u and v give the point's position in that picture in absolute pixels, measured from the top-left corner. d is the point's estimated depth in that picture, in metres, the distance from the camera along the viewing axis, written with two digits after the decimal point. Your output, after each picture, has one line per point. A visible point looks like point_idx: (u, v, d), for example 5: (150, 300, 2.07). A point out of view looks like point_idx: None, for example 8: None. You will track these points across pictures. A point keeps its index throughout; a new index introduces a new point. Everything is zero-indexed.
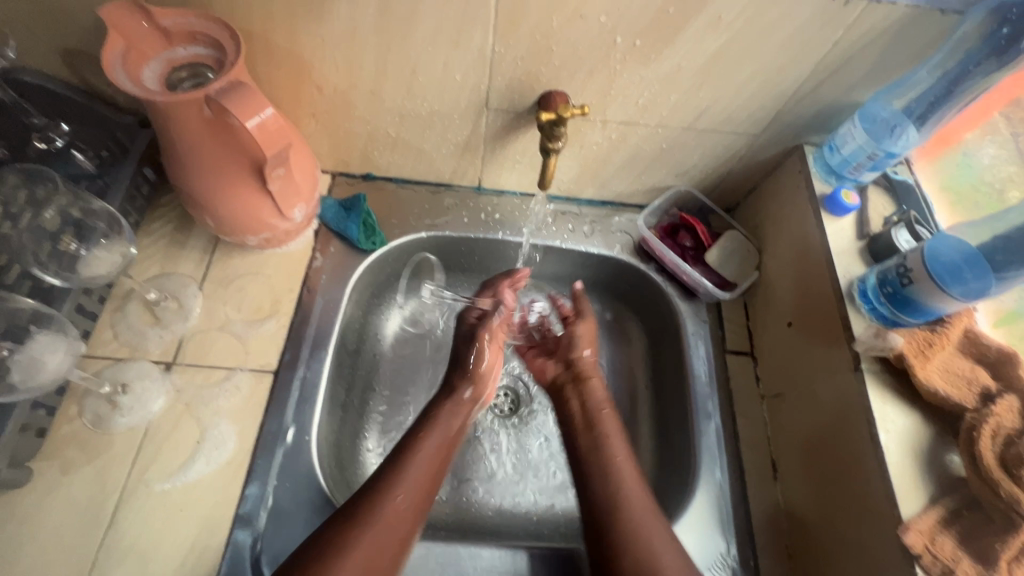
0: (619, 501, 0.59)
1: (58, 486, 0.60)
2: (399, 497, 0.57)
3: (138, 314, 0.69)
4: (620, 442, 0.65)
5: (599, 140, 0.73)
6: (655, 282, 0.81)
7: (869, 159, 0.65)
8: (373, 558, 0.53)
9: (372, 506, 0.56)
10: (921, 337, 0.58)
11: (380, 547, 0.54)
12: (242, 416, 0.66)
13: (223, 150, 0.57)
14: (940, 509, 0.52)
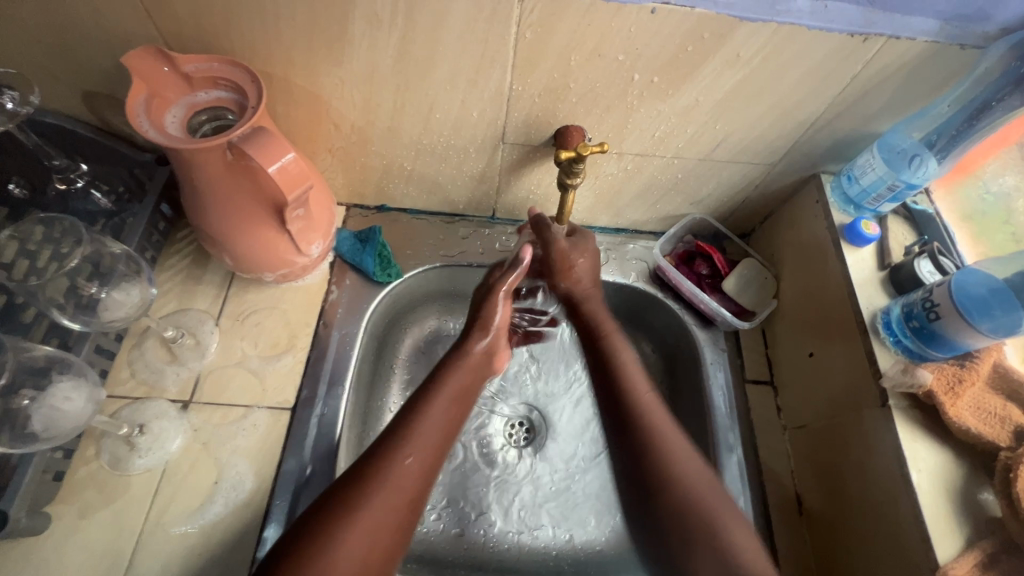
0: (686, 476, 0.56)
1: (75, 530, 0.59)
2: (409, 456, 0.56)
3: (155, 351, 0.69)
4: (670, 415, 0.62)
5: (615, 171, 0.73)
6: (672, 311, 0.81)
7: (889, 191, 0.65)
8: (390, 517, 0.53)
9: (377, 477, 0.54)
10: (950, 372, 0.57)
11: (394, 506, 0.53)
12: (260, 455, 0.65)
13: (242, 191, 0.57)
14: (977, 552, 0.51)
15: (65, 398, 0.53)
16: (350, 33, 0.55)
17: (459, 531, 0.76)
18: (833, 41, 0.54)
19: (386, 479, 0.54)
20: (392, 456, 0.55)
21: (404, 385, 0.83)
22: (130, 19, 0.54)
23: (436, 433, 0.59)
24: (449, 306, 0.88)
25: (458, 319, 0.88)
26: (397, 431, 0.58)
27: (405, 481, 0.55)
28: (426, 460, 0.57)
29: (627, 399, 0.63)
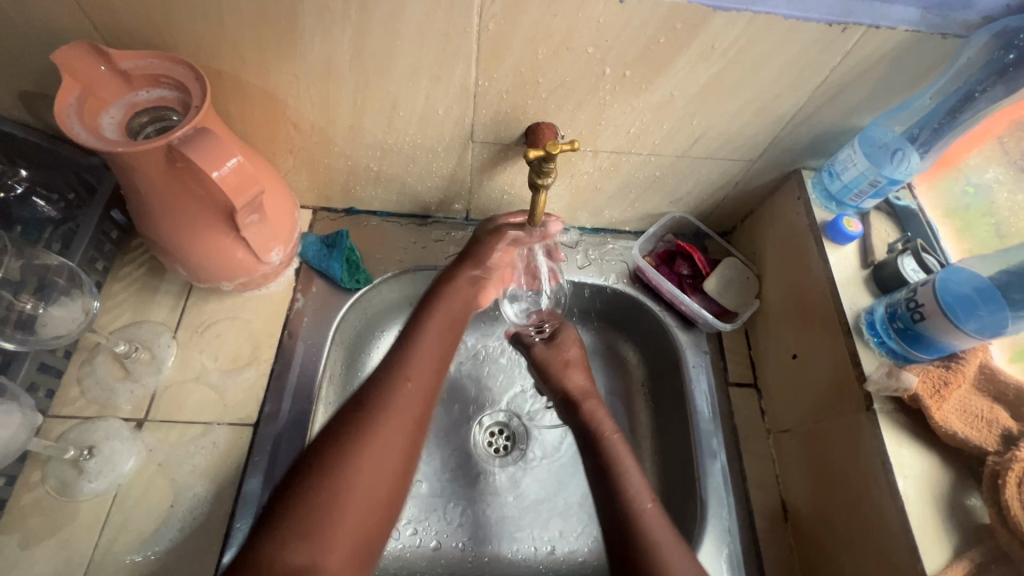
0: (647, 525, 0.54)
1: (18, 562, 0.55)
2: (404, 392, 0.54)
3: (107, 367, 0.65)
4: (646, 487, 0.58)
5: (590, 169, 0.71)
6: (653, 312, 0.78)
7: (870, 186, 0.63)
8: (381, 472, 0.49)
9: (381, 409, 0.52)
10: (935, 374, 0.55)
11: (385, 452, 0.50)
12: (220, 475, 0.62)
13: (189, 196, 0.54)
14: (967, 562, 0.49)
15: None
16: (302, 27, 0.51)
17: (437, 544, 0.73)
18: (811, 31, 0.51)
19: (383, 427, 0.51)
20: (391, 387, 0.53)
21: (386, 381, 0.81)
22: (61, 13, 0.50)
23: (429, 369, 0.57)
24: (473, 323, 0.85)
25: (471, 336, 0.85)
26: (392, 362, 0.56)
27: (409, 418, 0.53)
28: (424, 391, 0.55)
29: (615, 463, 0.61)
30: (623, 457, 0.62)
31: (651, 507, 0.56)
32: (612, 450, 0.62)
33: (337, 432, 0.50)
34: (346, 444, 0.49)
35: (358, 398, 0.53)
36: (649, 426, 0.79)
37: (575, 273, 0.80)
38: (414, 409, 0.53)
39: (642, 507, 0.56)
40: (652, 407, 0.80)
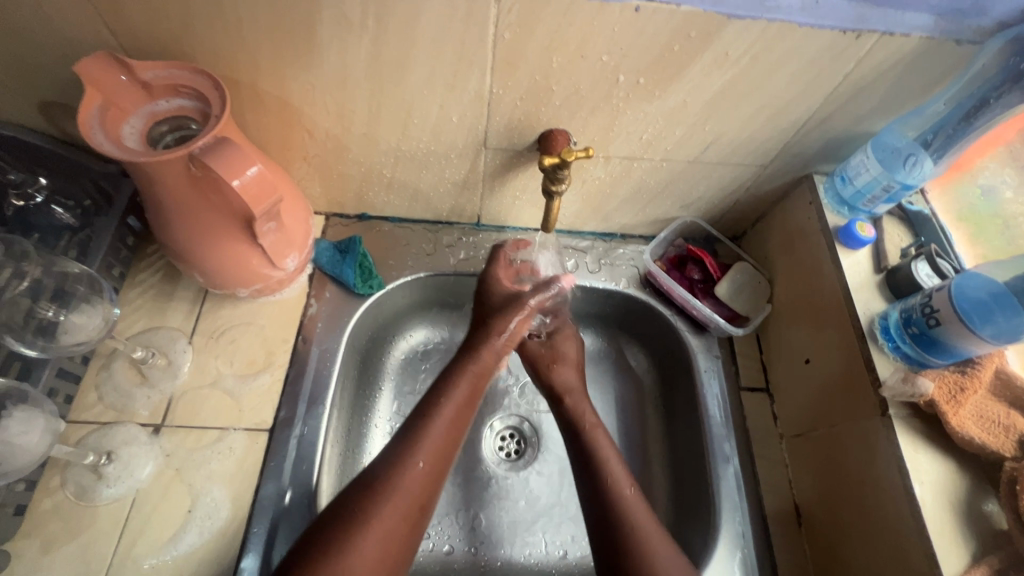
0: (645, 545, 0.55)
1: (38, 566, 0.56)
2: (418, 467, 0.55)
3: (124, 373, 0.65)
4: (642, 505, 0.59)
5: (602, 175, 0.71)
6: (664, 316, 0.79)
7: (883, 192, 0.64)
8: (388, 542, 0.51)
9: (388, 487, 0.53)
10: (951, 380, 0.55)
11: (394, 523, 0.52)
12: (236, 480, 0.62)
13: (209, 204, 0.54)
14: (986, 568, 0.49)
15: (20, 430, 0.49)
16: (319, 36, 0.52)
17: (450, 549, 0.73)
18: (825, 38, 0.51)
19: (388, 508, 0.52)
20: (405, 460, 0.55)
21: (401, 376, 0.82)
22: (84, 25, 0.51)
23: (439, 446, 0.57)
24: None
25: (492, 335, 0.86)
26: (404, 441, 0.56)
27: (414, 500, 0.53)
28: (432, 471, 0.56)
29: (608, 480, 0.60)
30: (619, 480, 0.60)
31: (650, 536, 0.56)
32: (611, 472, 0.61)
33: (344, 515, 0.51)
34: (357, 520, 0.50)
35: (368, 480, 0.53)
36: (661, 430, 0.79)
37: (586, 278, 0.80)
38: (418, 490, 0.54)
39: (640, 538, 0.55)
40: (663, 411, 0.80)
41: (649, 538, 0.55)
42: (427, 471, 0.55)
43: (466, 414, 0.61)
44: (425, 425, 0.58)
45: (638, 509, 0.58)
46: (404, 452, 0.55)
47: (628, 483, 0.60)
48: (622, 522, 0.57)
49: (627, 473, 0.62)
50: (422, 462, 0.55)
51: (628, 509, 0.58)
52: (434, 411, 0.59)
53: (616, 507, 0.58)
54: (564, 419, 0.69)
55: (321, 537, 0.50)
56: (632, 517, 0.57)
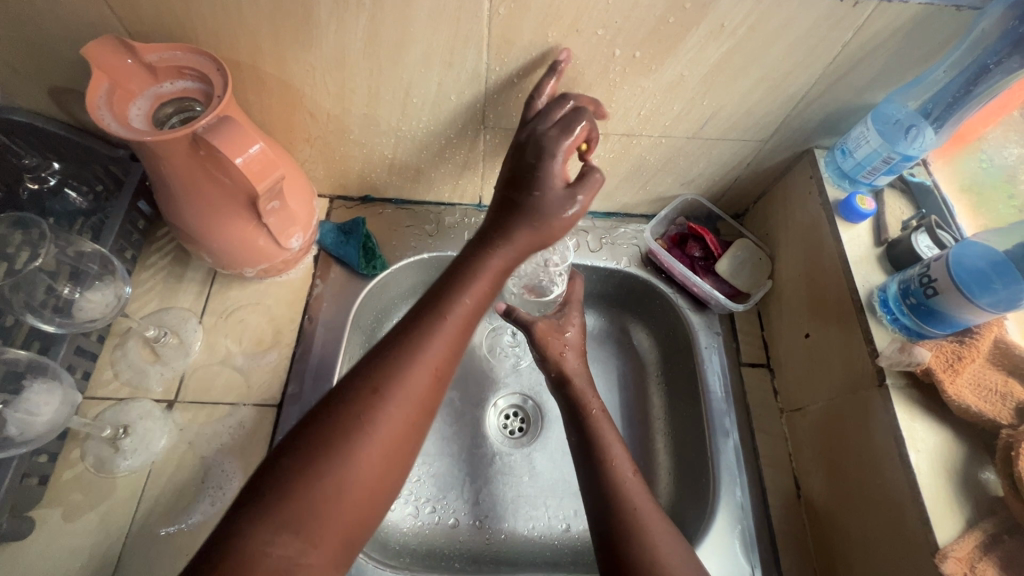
0: (645, 528, 0.55)
1: (61, 533, 0.59)
2: (420, 372, 0.49)
3: (138, 351, 0.68)
4: (643, 493, 0.58)
5: (601, 153, 0.72)
6: (665, 294, 0.79)
7: (884, 164, 0.63)
8: (388, 450, 0.47)
9: (390, 390, 0.48)
10: (948, 349, 0.55)
11: (395, 431, 0.47)
12: (247, 453, 0.65)
13: (215, 184, 0.56)
14: (979, 533, 0.49)
15: (41, 400, 0.51)
16: (317, 16, 0.53)
17: (455, 521, 0.75)
18: (822, 7, 0.51)
19: (396, 409, 0.48)
20: (406, 364, 0.49)
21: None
22: (89, 10, 0.52)
23: (450, 340, 0.52)
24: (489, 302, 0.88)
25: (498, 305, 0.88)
26: (406, 342, 0.50)
27: (423, 400, 0.50)
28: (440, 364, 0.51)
29: (605, 461, 0.60)
30: (619, 463, 0.60)
31: (649, 517, 0.56)
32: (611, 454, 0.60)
33: (344, 413, 0.47)
34: (357, 429, 0.46)
35: (366, 384, 0.48)
36: (662, 407, 0.80)
37: (587, 258, 0.81)
38: (424, 389, 0.50)
39: (641, 521, 0.55)
40: (664, 388, 0.81)
41: (650, 519, 0.56)
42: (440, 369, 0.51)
43: (485, 306, 0.55)
44: (435, 318, 0.52)
45: (639, 497, 0.57)
46: (406, 354, 0.49)
47: (631, 468, 0.60)
48: (623, 505, 0.56)
49: (627, 454, 0.62)
50: (434, 358, 0.50)
51: (627, 494, 0.57)
52: (447, 310, 0.52)
53: (614, 491, 0.57)
54: (564, 401, 0.67)
55: (315, 442, 0.45)
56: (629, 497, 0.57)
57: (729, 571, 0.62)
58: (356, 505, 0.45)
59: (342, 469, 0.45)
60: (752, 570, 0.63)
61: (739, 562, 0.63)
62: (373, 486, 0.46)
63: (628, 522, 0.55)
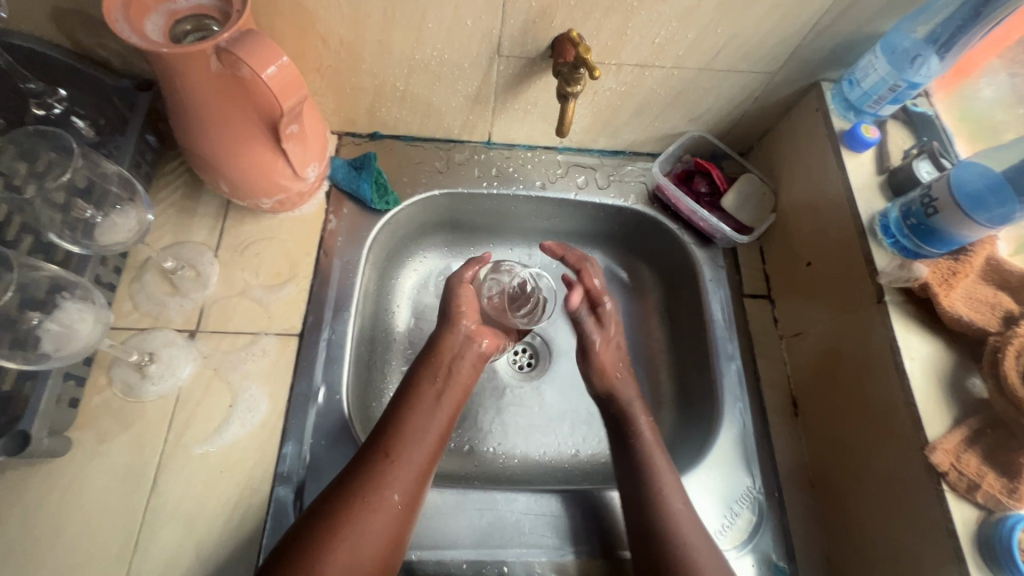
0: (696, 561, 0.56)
1: (95, 454, 0.60)
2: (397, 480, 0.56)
3: (156, 283, 0.69)
4: (695, 527, 0.59)
5: (613, 85, 0.72)
6: (671, 230, 0.82)
7: (890, 92, 0.65)
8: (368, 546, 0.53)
9: (364, 492, 0.55)
10: (944, 266, 0.59)
11: (377, 530, 0.54)
12: (272, 379, 0.66)
13: (236, 104, 0.56)
14: (965, 428, 0.53)
15: (76, 319, 0.52)
16: None
17: (470, 448, 0.79)
18: None
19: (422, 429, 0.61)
20: (380, 474, 0.56)
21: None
22: None
23: (417, 463, 0.58)
24: (497, 239, 0.89)
25: (507, 245, 0.89)
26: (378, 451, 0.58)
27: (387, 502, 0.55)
28: (415, 472, 0.58)
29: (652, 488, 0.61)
30: (671, 493, 0.61)
31: (698, 550, 0.57)
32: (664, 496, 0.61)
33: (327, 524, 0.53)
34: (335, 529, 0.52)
35: (341, 493, 0.55)
36: (665, 341, 0.84)
37: (595, 195, 0.83)
38: (405, 497, 0.56)
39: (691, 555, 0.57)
40: (667, 321, 0.84)
41: (700, 553, 0.57)
42: (423, 405, 0.62)
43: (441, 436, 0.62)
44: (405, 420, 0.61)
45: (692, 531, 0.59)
46: (379, 469, 0.57)
47: (681, 498, 0.61)
48: (673, 537, 0.58)
49: (679, 484, 0.62)
50: (404, 475, 0.57)
51: (681, 527, 0.59)
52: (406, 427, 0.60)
53: (666, 522, 0.59)
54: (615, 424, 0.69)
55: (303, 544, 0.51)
56: (683, 540, 0.58)
57: (732, 480, 0.67)
58: None
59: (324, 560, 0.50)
60: (752, 478, 0.67)
61: (740, 471, 0.68)
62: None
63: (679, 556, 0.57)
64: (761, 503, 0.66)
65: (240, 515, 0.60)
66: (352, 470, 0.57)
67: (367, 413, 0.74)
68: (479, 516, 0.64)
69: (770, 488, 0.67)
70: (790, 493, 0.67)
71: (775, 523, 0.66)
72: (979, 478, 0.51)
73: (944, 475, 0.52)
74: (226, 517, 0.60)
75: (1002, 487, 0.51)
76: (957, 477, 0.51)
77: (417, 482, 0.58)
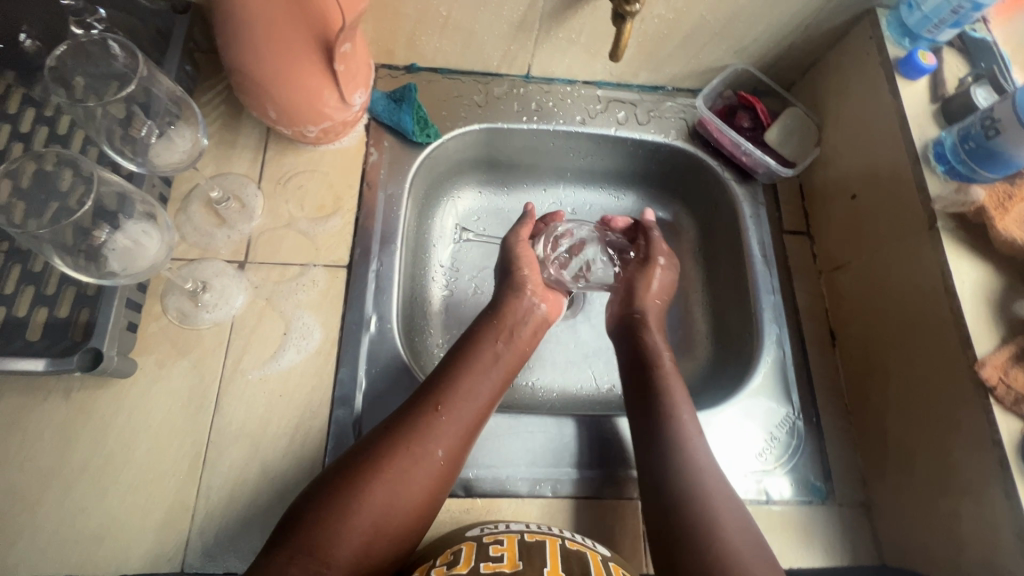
0: (707, 504, 0.54)
1: (157, 378, 0.61)
2: (442, 433, 0.56)
3: (202, 214, 0.68)
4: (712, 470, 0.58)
5: (664, 12, 0.70)
6: (711, 167, 0.81)
7: (952, 14, 0.64)
8: (410, 495, 0.53)
9: (412, 441, 0.55)
10: (1000, 190, 0.59)
11: (419, 480, 0.54)
12: (323, 309, 0.67)
13: (291, 19, 0.54)
14: (1014, 346, 0.55)
15: (142, 235, 0.53)
16: None
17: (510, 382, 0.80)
18: None
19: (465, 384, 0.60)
20: (428, 425, 0.56)
21: (483, 254, 0.85)
22: None
23: (466, 420, 0.58)
24: (535, 180, 0.89)
25: (540, 187, 0.89)
26: (430, 403, 0.58)
27: (433, 452, 0.55)
28: (461, 428, 0.57)
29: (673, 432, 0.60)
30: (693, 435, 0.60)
31: (715, 496, 0.55)
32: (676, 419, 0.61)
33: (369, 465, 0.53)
34: (377, 471, 0.52)
35: (387, 437, 0.55)
36: (701, 279, 0.85)
37: (635, 131, 0.82)
38: (451, 453, 0.56)
39: (702, 497, 0.55)
40: (704, 260, 0.85)
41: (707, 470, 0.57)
42: (477, 365, 0.62)
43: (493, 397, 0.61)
44: (458, 377, 0.60)
45: (704, 472, 0.57)
46: (428, 420, 0.56)
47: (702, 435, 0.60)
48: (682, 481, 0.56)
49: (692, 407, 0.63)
50: (450, 431, 0.57)
51: (698, 470, 0.57)
52: (456, 383, 0.60)
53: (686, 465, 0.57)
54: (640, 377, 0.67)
55: (341, 482, 0.52)
56: (690, 455, 0.58)
57: (773, 407, 0.69)
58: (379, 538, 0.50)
59: (363, 502, 0.51)
60: (792, 405, 0.69)
61: (781, 399, 0.69)
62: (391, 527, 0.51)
63: (693, 499, 0.55)
64: (801, 428, 0.69)
65: (301, 436, 0.61)
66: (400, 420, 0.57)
67: (413, 347, 0.75)
68: (533, 437, 0.66)
69: (809, 414, 0.69)
70: (828, 419, 0.70)
71: (813, 446, 0.68)
72: None
73: (992, 389, 0.54)
74: (288, 438, 0.61)
75: None
76: (1005, 391, 0.53)
77: (464, 440, 0.58)
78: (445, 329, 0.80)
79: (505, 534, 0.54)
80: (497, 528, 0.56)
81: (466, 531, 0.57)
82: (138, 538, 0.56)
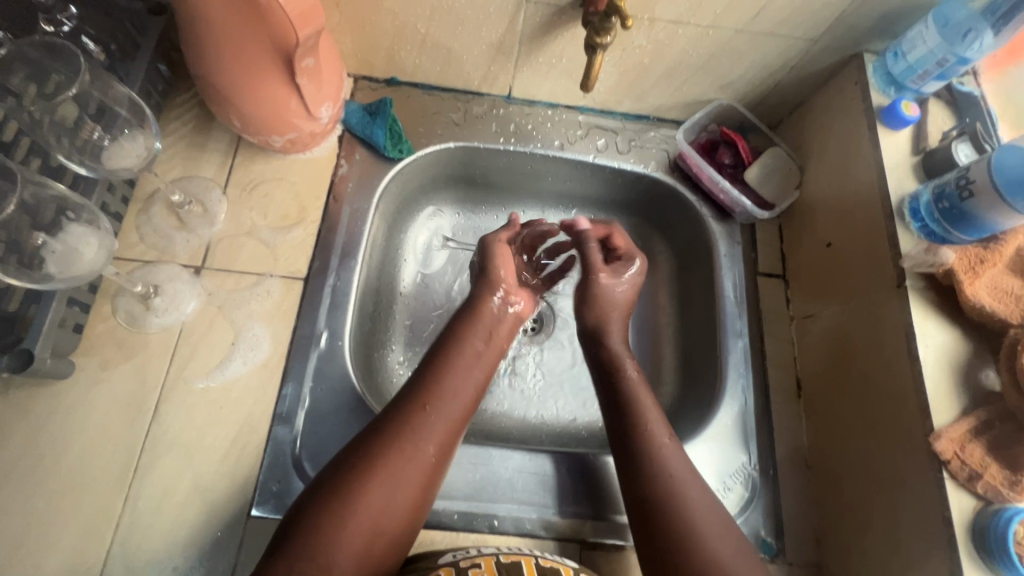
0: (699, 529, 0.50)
1: (98, 381, 0.61)
2: (432, 423, 0.54)
3: (163, 217, 0.68)
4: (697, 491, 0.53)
5: (644, 43, 0.69)
6: (689, 202, 0.79)
7: (937, 67, 0.62)
8: (403, 492, 0.50)
9: (399, 432, 0.52)
10: (973, 253, 0.57)
11: (413, 471, 0.51)
12: (275, 321, 0.66)
13: (248, 32, 0.54)
14: (973, 419, 0.52)
15: (83, 239, 0.54)
16: None
17: None
18: None
19: (453, 370, 0.58)
20: (414, 416, 0.54)
21: (456, 273, 0.83)
22: None
23: (456, 411, 0.56)
24: (515, 200, 0.87)
25: (518, 209, 0.87)
26: (411, 396, 0.56)
27: (426, 453, 0.52)
28: (450, 420, 0.55)
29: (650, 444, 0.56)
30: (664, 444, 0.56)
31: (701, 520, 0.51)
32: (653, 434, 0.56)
33: (359, 459, 0.50)
34: (371, 469, 0.50)
35: (379, 429, 0.53)
36: (672, 314, 0.82)
37: (614, 159, 0.80)
38: (445, 445, 0.54)
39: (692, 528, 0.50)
40: (677, 294, 0.83)
41: (691, 492, 0.53)
42: (463, 360, 0.59)
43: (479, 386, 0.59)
44: (444, 367, 0.58)
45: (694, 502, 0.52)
46: (413, 409, 0.54)
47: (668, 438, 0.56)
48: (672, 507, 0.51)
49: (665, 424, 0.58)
50: (440, 421, 0.54)
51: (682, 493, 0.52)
52: (443, 375, 0.58)
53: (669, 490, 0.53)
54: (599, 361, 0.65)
55: (333, 482, 0.49)
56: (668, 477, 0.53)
57: (729, 457, 0.66)
58: (376, 540, 0.48)
59: (358, 500, 0.48)
60: (749, 457, 0.67)
61: (739, 449, 0.67)
62: (385, 525, 0.49)
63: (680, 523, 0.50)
64: (757, 481, 0.66)
65: (238, 451, 0.60)
66: (382, 428, 0.53)
67: (368, 366, 0.73)
68: (476, 471, 0.64)
69: (766, 466, 0.67)
70: (785, 473, 0.67)
71: (767, 500, 0.65)
72: (981, 469, 0.50)
73: (947, 462, 0.51)
74: (224, 451, 0.60)
75: (1003, 479, 0.50)
76: (959, 466, 0.51)
77: (457, 427, 0.56)
78: (407, 346, 0.78)
79: (482, 557, 0.51)
80: (471, 552, 0.53)
81: (438, 559, 0.52)
82: (60, 543, 0.55)
